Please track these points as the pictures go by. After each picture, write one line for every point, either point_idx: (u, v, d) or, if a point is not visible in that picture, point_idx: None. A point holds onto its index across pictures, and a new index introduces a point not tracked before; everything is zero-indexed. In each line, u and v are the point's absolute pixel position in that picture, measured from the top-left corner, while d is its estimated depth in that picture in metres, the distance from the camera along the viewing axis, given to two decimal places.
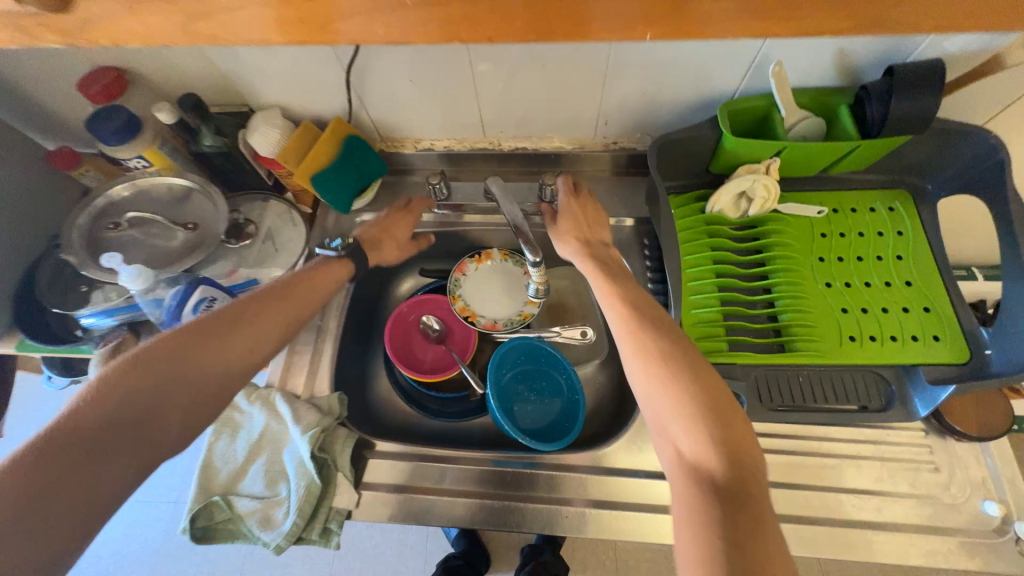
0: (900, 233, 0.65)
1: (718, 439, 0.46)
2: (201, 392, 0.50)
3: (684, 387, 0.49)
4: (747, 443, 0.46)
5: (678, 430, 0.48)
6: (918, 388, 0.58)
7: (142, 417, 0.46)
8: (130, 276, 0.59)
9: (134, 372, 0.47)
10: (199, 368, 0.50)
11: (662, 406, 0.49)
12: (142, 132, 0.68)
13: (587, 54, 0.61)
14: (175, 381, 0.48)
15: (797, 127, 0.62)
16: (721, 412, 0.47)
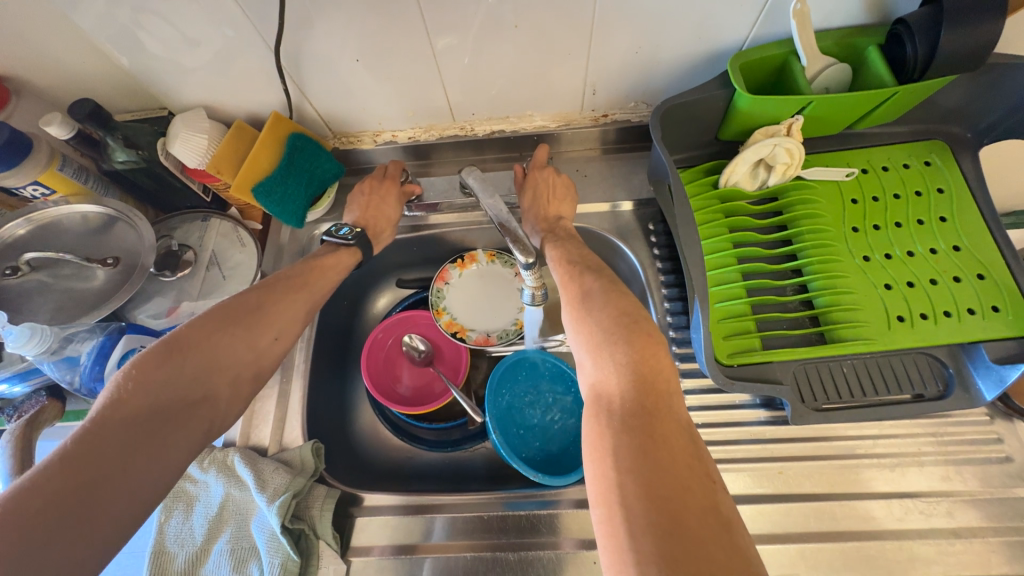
0: (941, 192, 0.57)
1: (624, 355, 0.40)
2: (240, 376, 0.45)
3: (596, 315, 0.45)
4: (658, 359, 0.40)
5: (588, 360, 0.43)
6: (979, 369, 0.51)
7: (175, 410, 0.40)
8: (17, 339, 0.48)
9: (172, 359, 0.42)
10: (217, 359, 0.44)
11: (580, 342, 0.45)
12: (34, 152, 0.55)
13: (569, 7, 0.50)
14: (213, 368, 0.44)
15: (821, 77, 0.53)
16: (626, 333, 0.42)
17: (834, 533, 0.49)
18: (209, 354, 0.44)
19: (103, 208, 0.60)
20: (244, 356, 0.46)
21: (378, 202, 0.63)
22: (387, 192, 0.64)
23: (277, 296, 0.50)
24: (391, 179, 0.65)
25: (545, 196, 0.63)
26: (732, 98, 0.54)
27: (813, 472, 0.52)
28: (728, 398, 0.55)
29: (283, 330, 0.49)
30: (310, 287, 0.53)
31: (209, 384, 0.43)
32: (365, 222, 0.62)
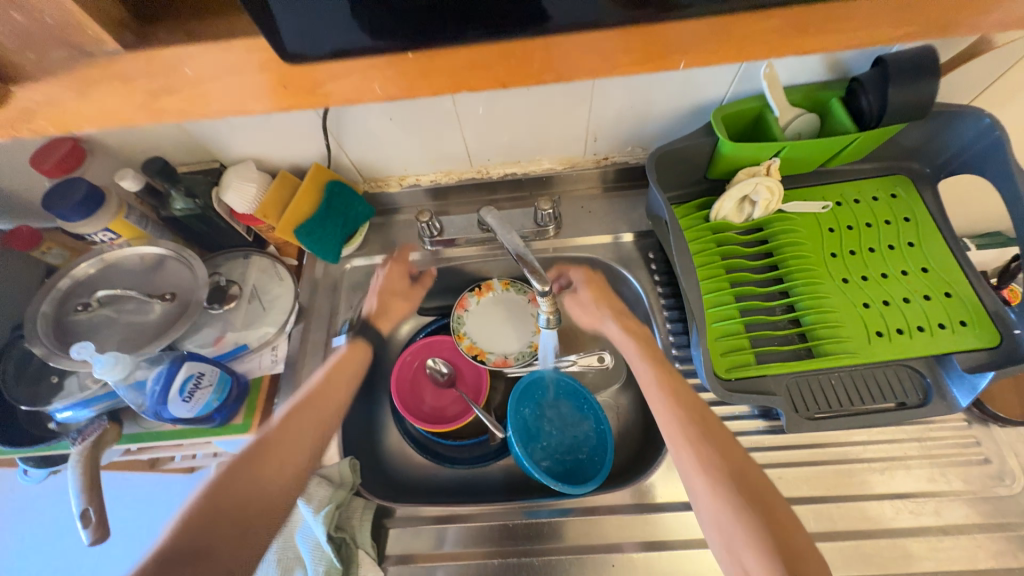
0: (908, 220, 0.65)
1: (777, 548, 0.44)
2: (270, 505, 0.49)
3: (754, 518, 0.46)
4: (797, 538, 0.45)
5: (739, 530, 0.46)
6: (953, 377, 0.56)
7: (211, 544, 0.44)
8: (106, 364, 0.52)
9: (207, 513, 0.46)
10: (251, 499, 0.48)
11: (732, 535, 0.46)
12: (106, 202, 0.63)
13: (573, 89, 0.61)
14: (244, 502, 0.48)
15: (792, 126, 0.61)
16: (766, 518, 0.46)
17: (832, 532, 0.53)
18: (243, 498, 0.48)
19: (158, 248, 0.67)
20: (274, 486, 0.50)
21: (389, 289, 0.71)
22: (398, 278, 0.72)
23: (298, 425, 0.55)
24: (398, 265, 0.72)
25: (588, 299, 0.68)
26: (716, 144, 0.62)
27: (809, 476, 0.56)
28: (730, 409, 0.60)
29: (306, 451, 0.54)
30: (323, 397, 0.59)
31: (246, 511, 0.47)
32: (376, 308, 0.70)
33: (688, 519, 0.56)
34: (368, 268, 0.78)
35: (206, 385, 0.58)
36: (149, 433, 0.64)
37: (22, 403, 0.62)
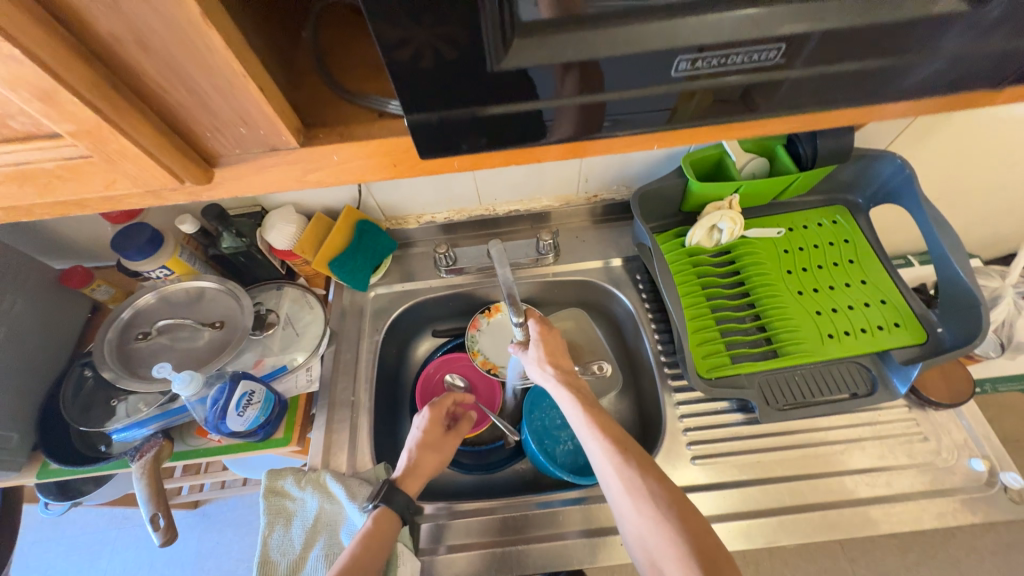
0: (848, 241, 0.78)
1: (695, 550, 0.48)
2: None
3: (673, 526, 0.50)
4: (718, 552, 0.48)
5: (659, 542, 0.50)
6: (893, 370, 0.67)
7: None
8: (179, 382, 0.61)
9: None
10: None
11: (654, 544, 0.50)
12: (165, 244, 0.71)
13: (564, 166, 0.79)
14: None
15: (746, 167, 0.75)
16: (670, 498, 0.52)
17: (804, 505, 0.63)
18: None
19: (201, 282, 0.75)
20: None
21: (425, 442, 0.68)
22: (434, 426, 0.70)
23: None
24: (437, 414, 0.71)
25: (556, 348, 0.69)
26: (687, 184, 0.75)
27: (783, 458, 0.66)
28: (714, 405, 0.70)
29: None
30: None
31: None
32: (406, 469, 0.65)
33: None
34: (390, 295, 0.86)
35: (257, 401, 0.66)
36: (193, 450, 0.70)
37: (79, 423, 0.67)
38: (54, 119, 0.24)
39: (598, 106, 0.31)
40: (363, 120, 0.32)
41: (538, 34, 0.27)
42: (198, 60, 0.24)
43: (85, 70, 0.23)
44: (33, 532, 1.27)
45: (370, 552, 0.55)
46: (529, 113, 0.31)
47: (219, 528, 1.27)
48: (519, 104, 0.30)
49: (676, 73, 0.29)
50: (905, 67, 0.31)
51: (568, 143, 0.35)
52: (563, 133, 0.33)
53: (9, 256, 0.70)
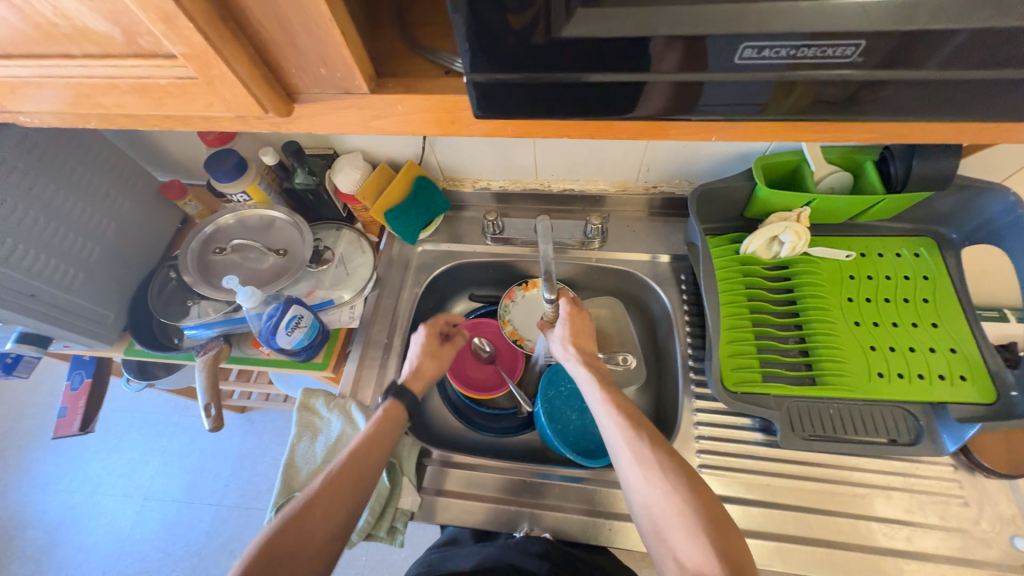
0: (927, 278, 0.71)
1: (704, 520, 0.48)
2: (326, 533, 0.52)
3: (682, 498, 0.50)
4: (726, 526, 0.48)
5: (666, 512, 0.50)
6: (945, 424, 0.62)
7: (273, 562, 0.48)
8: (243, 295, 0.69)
9: (278, 539, 0.50)
10: (311, 526, 0.52)
11: (661, 514, 0.50)
12: (247, 172, 0.79)
13: (630, 143, 0.75)
14: (306, 527, 0.51)
15: (825, 181, 0.69)
16: (684, 472, 0.52)
17: (809, 538, 0.61)
18: (308, 521, 0.52)
19: (274, 211, 0.82)
20: (323, 533, 0.52)
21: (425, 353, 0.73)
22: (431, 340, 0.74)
23: (354, 471, 0.57)
24: (431, 328, 0.74)
25: (580, 329, 0.70)
26: (754, 188, 0.71)
27: (797, 488, 0.64)
28: (733, 419, 0.68)
29: (358, 482, 0.57)
30: (354, 470, 0.57)
31: (300, 560, 0.50)
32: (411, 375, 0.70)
33: None
34: (436, 252, 0.90)
35: (303, 325, 0.72)
36: (247, 358, 0.80)
37: (160, 315, 0.78)
38: (172, 40, 0.28)
39: (651, 87, 0.31)
40: (431, 75, 0.34)
41: (598, 6, 0.27)
42: (294, 1, 0.27)
43: (200, 0, 0.26)
44: (113, 403, 1.49)
45: (381, 435, 0.62)
46: (587, 86, 0.31)
47: (258, 432, 1.44)
48: (576, 75, 0.30)
49: (738, 60, 0.28)
50: (1008, 81, 0.28)
51: (651, 120, 0.35)
52: (649, 109, 0.33)
53: (123, 162, 0.81)
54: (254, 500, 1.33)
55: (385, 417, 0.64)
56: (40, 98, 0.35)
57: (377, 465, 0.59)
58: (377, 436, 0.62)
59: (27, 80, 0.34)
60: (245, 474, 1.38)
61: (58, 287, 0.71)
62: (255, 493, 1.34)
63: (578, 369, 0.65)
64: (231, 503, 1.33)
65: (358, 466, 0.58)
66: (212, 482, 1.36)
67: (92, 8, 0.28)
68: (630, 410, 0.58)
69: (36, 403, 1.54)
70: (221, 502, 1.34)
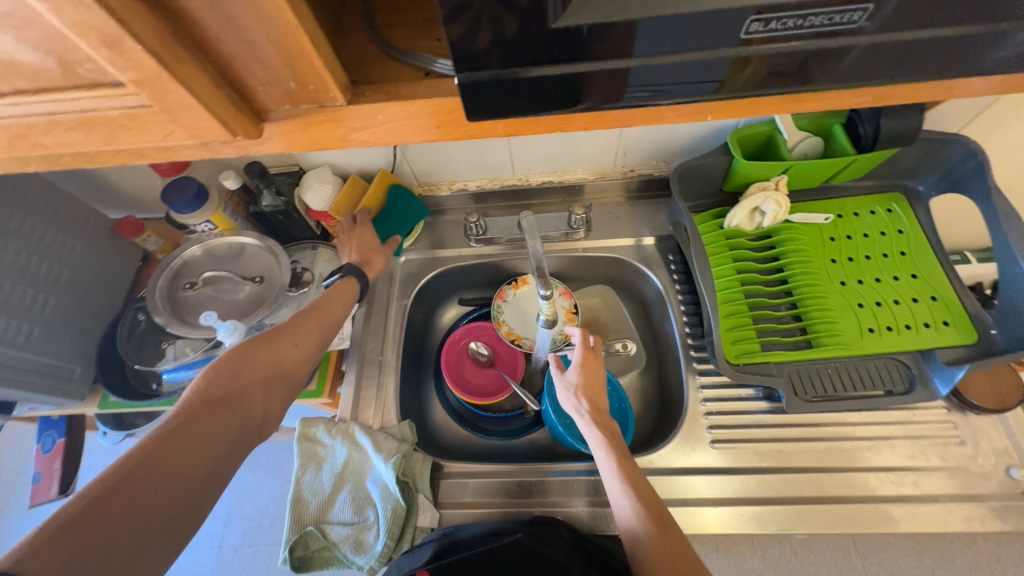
0: (902, 231, 0.73)
1: None
2: (273, 373, 0.58)
3: None
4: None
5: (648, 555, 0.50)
6: (935, 368, 0.64)
7: (228, 397, 0.53)
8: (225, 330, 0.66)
9: (228, 369, 0.55)
10: (261, 366, 0.57)
11: None
12: (209, 199, 0.74)
13: (603, 136, 0.76)
14: (254, 364, 0.57)
15: (797, 147, 0.70)
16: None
17: (824, 496, 0.62)
18: (260, 365, 0.57)
19: (243, 237, 0.78)
20: (291, 357, 0.60)
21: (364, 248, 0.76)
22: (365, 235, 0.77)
23: (316, 322, 0.64)
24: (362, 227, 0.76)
25: (596, 381, 0.64)
26: (731, 162, 0.72)
27: (806, 450, 0.65)
28: (738, 391, 0.70)
29: (304, 341, 0.62)
30: (316, 321, 0.64)
31: (271, 373, 0.58)
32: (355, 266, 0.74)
33: (696, 483, 0.65)
34: (420, 261, 0.87)
35: None
36: None
37: (133, 362, 0.73)
38: (119, 67, 0.25)
39: (640, 73, 0.30)
40: (409, 80, 0.32)
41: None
42: (255, 12, 0.24)
43: (147, 19, 0.23)
44: (91, 459, 1.40)
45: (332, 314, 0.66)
46: (586, 77, 0.29)
47: (252, 467, 1.38)
48: (574, 67, 0.29)
49: (744, 35, 0.28)
50: (992, 37, 0.28)
51: (593, 111, 0.34)
52: (644, 97, 0.32)
53: (69, 203, 0.75)
54: (258, 537, 1.28)
55: (338, 291, 0.68)
56: None
57: (339, 321, 0.67)
58: (338, 302, 0.67)
59: None
60: (245, 512, 1.32)
61: (14, 347, 0.65)
62: (258, 530, 1.29)
63: (595, 433, 0.59)
64: (234, 544, 1.28)
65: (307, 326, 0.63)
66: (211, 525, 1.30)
67: (19, 38, 0.24)
68: (655, 502, 0.53)
69: (4, 469, 1.43)
70: (223, 543, 1.28)
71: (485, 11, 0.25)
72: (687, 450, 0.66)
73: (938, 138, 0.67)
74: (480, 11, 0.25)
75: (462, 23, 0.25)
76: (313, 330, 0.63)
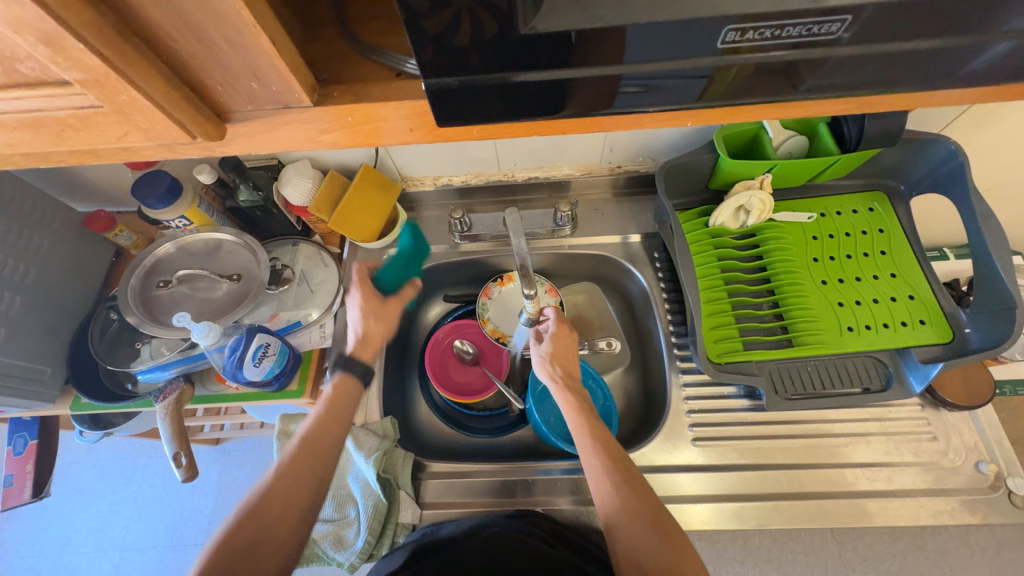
0: (882, 231, 0.74)
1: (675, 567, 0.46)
2: (285, 517, 0.52)
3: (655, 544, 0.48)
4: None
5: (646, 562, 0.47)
6: (911, 367, 0.65)
7: (237, 552, 0.48)
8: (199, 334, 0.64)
9: (231, 530, 0.50)
10: (267, 514, 0.51)
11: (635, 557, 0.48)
12: (183, 194, 0.71)
13: (588, 138, 0.76)
14: (257, 513, 0.51)
15: (784, 145, 0.70)
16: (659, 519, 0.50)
17: (801, 492, 0.63)
18: (266, 512, 0.51)
19: (219, 234, 0.76)
20: (295, 512, 0.52)
21: (364, 313, 0.68)
22: (368, 298, 0.69)
23: (315, 448, 0.56)
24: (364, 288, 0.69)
25: (566, 347, 0.67)
26: (717, 160, 0.71)
27: (785, 447, 0.66)
28: (720, 389, 0.70)
29: (308, 478, 0.55)
30: (314, 437, 0.57)
31: (278, 523, 0.51)
32: (357, 342, 0.67)
33: (678, 480, 0.65)
34: (403, 258, 0.86)
35: (272, 353, 0.67)
36: (214, 394, 0.74)
37: (106, 362, 0.71)
38: (61, 65, 0.23)
39: (615, 79, 0.29)
40: (381, 81, 0.31)
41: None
42: (210, 9, 0.23)
43: (87, 14, 0.22)
44: (70, 457, 1.38)
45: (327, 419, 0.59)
46: (567, 83, 0.29)
47: (237, 462, 1.36)
48: (553, 73, 0.28)
49: (722, 45, 0.27)
50: (970, 50, 0.28)
51: (579, 117, 0.33)
52: (622, 103, 0.31)
53: (35, 197, 0.72)
54: None
55: (333, 404, 0.61)
56: None
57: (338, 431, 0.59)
58: (332, 408, 0.60)
59: None
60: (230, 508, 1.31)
61: None
62: None
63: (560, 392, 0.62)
64: None
65: (311, 449, 0.56)
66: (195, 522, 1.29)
67: None
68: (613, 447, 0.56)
69: None
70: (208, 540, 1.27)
71: (466, 8, 0.24)
72: (669, 447, 0.67)
73: (920, 139, 0.67)
74: (447, 15, 0.24)
75: (435, 21, 0.24)
76: (311, 455, 0.56)
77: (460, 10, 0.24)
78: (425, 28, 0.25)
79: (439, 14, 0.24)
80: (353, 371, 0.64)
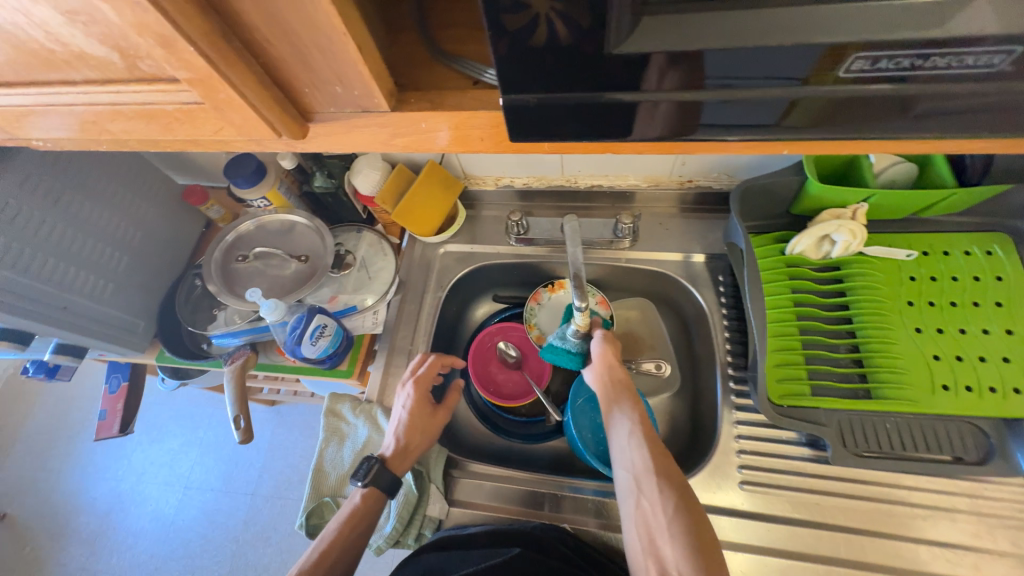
0: (1001, 279, 0.63)
1: (684, 503, 0.51)
2: None
3: (665, 481, 0.52)
4: (719, 565, 0.47)
5: (661, 523, 0.50)
6: (1020, 443, 0.56)
7: None
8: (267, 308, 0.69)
9: None
10: None
11: (645, 491, 0.53)
12: (267, 177, 0.77)
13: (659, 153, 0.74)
14: None
15: (886, 172, 0.62)
16: (670, 463, 0.54)
17: (863, 562, 0.57)
18: None
19: (293, 215, 0.81)
20: None
21: (412, 424, 0.65)
22: (420, 407, 0.66)
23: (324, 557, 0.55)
24: (420, 393, 0.66)
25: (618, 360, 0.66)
26: (804, 183, 0.65)
27: (848, 508, 0.60)
28: (778, 432, 0.64)
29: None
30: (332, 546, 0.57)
31: None
32: (394, 451, 0.63)
33: (720, 524, 0.61)
34: (458, 254, 0.87)
35: (328, 334, 0.71)
36: (274, 364, 0.80)
37: (188, 323, 0.79)
38: (174, 66, 0.26)
39: (696, 105, 0.27)
40: (458, 89, 0.31)
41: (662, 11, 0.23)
42: (306, 20, 0.24)
43: (200, 22, 0.24)
44: (153, 398, 1.55)
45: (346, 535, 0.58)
46: (648, 104, 0.27)
47: (289, 425, 1.47)
48: (636, 94, 0.27)
49: (846, 73, 0.24)
50: None
51: (659, 141, 0.31)
52: (708, 126, 0.28)
53: (147, 169, 0.81)
54: (288, 491, 1.37)
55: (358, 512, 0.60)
56: (54, 124, 0.34)
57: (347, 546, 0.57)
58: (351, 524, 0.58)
59: (42, 107, 0.33)
60: (278, 467, 1.41)
61: (89, 299, 0.72)
62: (287, 486, 1.38)
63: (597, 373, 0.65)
64: (266, 493, 1.38)
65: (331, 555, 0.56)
66: (248, 474, 1.41)
67: (88, 33, 0.26)
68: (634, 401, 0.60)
69: (83, 396, 1.62)
70: (256, 492, 1.38)
71: (555, 17, 0.23)
72: (712, 486, 0.63)
73: None
74: (530, 33, 0.24)
75: (519, 38, 0.24)
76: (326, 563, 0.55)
77: (541, 12, 0.23)
78: (526, 30, 0.23)
79: (521, 13, 0.23)
80: (380, 482, 0.60)
